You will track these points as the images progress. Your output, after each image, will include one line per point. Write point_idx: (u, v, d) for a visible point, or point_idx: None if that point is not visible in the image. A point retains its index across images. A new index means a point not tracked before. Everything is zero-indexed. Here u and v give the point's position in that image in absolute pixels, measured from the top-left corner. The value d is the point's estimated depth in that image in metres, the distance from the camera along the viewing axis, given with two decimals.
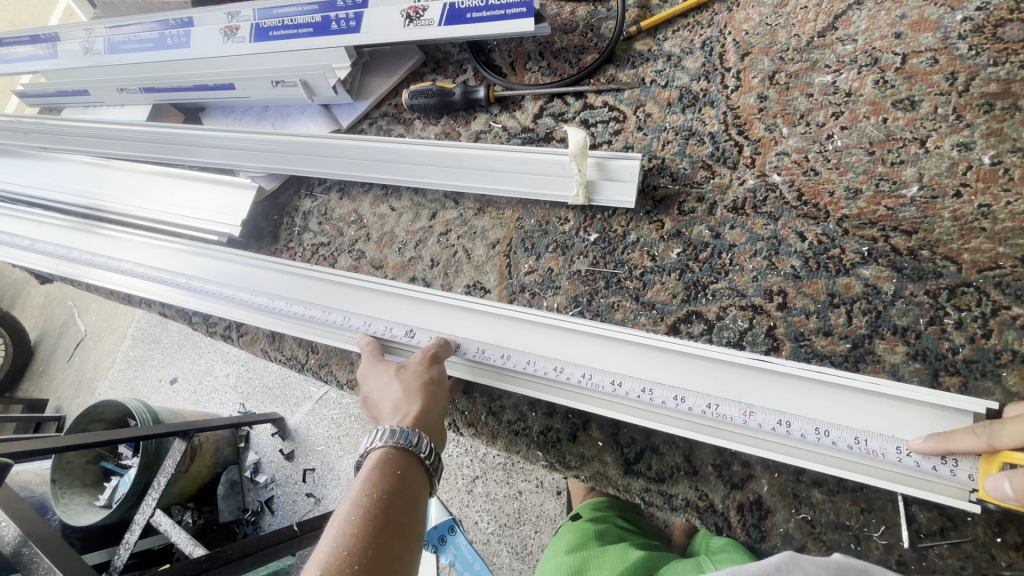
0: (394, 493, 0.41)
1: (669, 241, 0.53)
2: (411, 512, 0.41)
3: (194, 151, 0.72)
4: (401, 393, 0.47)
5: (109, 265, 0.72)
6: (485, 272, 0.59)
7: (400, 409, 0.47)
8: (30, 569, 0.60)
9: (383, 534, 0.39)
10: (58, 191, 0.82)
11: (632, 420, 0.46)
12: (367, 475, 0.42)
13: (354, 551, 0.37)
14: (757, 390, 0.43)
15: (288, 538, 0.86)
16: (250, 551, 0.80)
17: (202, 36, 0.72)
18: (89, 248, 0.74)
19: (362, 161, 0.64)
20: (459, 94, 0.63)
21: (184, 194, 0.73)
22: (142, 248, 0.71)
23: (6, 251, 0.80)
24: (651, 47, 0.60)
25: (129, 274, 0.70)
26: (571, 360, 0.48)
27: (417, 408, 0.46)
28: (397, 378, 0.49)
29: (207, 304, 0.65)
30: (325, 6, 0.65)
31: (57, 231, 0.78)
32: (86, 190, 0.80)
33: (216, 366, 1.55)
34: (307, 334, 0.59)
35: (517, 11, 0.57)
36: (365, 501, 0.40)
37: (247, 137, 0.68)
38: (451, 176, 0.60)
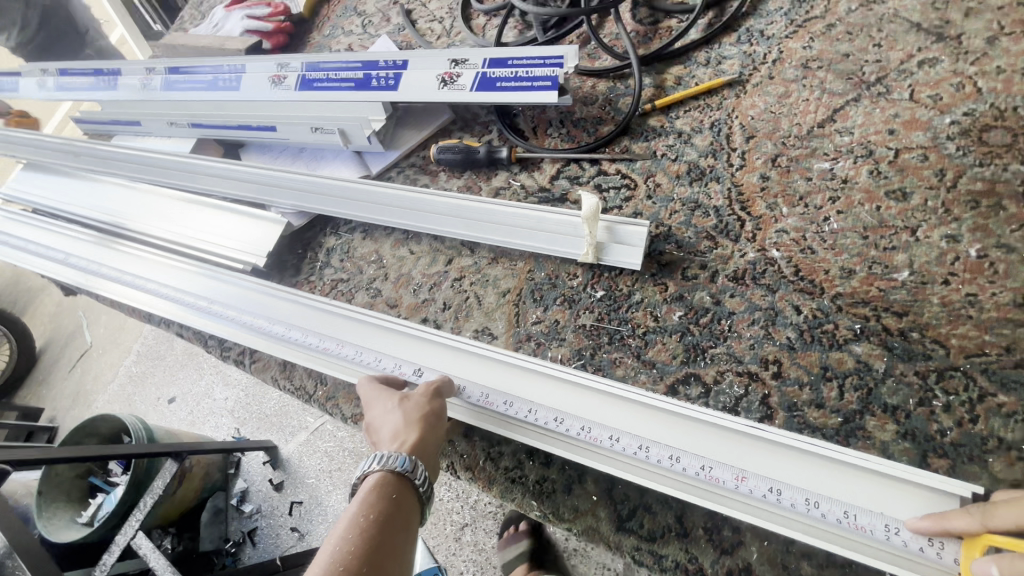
0: (389, 516, 0.43)
1: (672, 303, 0.56)
2: (404, 537, 0.43)
3: (232, 184, 0.77)
4: (402, 423, 0.49)
5: (137, 285, 0.76)
6: (495, 319, 0.61)
7: (400, 437, 0.48)
8: None
9: (376, 555, 0.41)
10: (96, 210, 0.86)
11: (628, 476, 0.47)
12: (364, 498, 0.44)
13: (349, 567, 0.39)
14: (748, 455, 0.44)
15: None
16: None
17: (253, 83, 0.78)
18: (120, 267, 0.78)
19: (387, 206, 0.68)
20: (483, 152, 0.68)
21: (217, 224, 0.77)
22: (169, 271, 0.75)
23: (41, 262, 0.85)
24: (664, 123, 0.65)
25: (157, 294, 0.74)
26: (571, 413, 0.50)
27: (417, 436, 0.48)
28: (400, 407, 0.51)
29: (226, 329, 0.68)
30: (368, 65, 0.71)
31: (93, 249, 0.82)
32: (123, 212, 0.84)
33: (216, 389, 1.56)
34: (320, 366, 0.62)
35: (544, 84, 0.62)
36: (361, 522, 0.42)
37: (283, 176, 0.73)
38: (470, 228, 0.63)
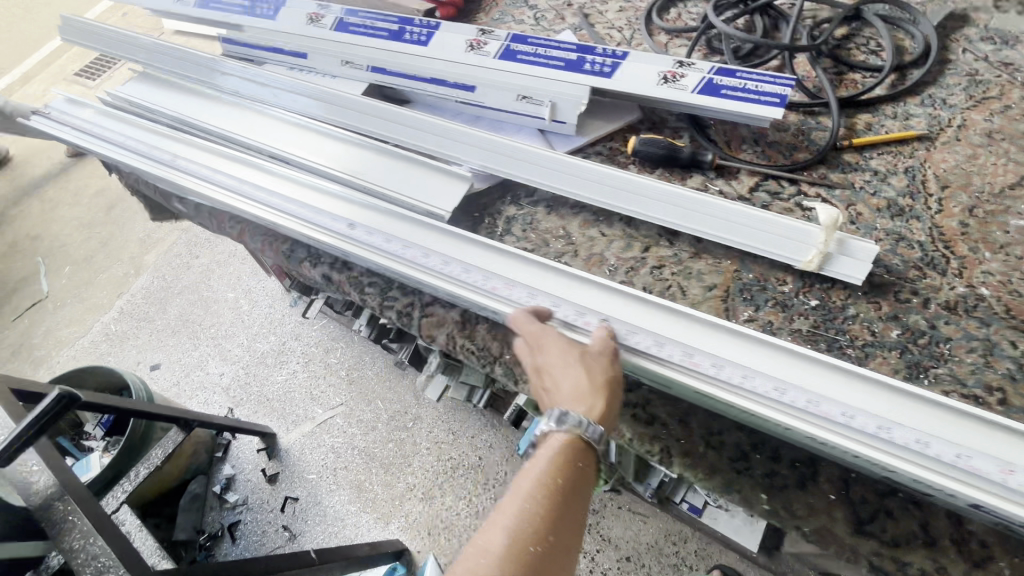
0: (572, 481, 0.49)
1: (888, 322, 0.58)
2: (581, 502, 0.50)
3: (413, 134, 0.75)
4: (581, 386, 0.52)
5: (295, 214, 0.71)
6: (702, 310, 0.61)
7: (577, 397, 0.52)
8: (63, 524, 0.67)
9: (562, 517, 0.47)
10: (236, 131, 0.80)
11: (908, 471, 0.46)
12: (551, 455, 0.50)
13: (537, 528, 0.46)
14: (1002, 448, 0.46)
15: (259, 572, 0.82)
16: None
17: (448, 42, 0.77)
18: (267, 193, 0.73)
19: (594, 183, 0.68)
20: (687, 153, 0.70)
21: (393, 167, 0.73)
22: (325, 206, 0.71)
23: (165, 171, 0.78)
24: (859, 160, 0.70)
25: (322, 227, 0.69)
26: (830, 397, 0.50)
27: (603, 404, 0.51)
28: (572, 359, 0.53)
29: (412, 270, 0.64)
30: (584, 49, 0.73)
31: (238, 168, 0.76)
32: (270, 138, 0.78)
33: (212, 363, 1.73)
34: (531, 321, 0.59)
35: (772, 100, 0.65)
36: (548, 485, 0.48)
37: (477, 135, 0.73)
38: (684, 217, 0.65)
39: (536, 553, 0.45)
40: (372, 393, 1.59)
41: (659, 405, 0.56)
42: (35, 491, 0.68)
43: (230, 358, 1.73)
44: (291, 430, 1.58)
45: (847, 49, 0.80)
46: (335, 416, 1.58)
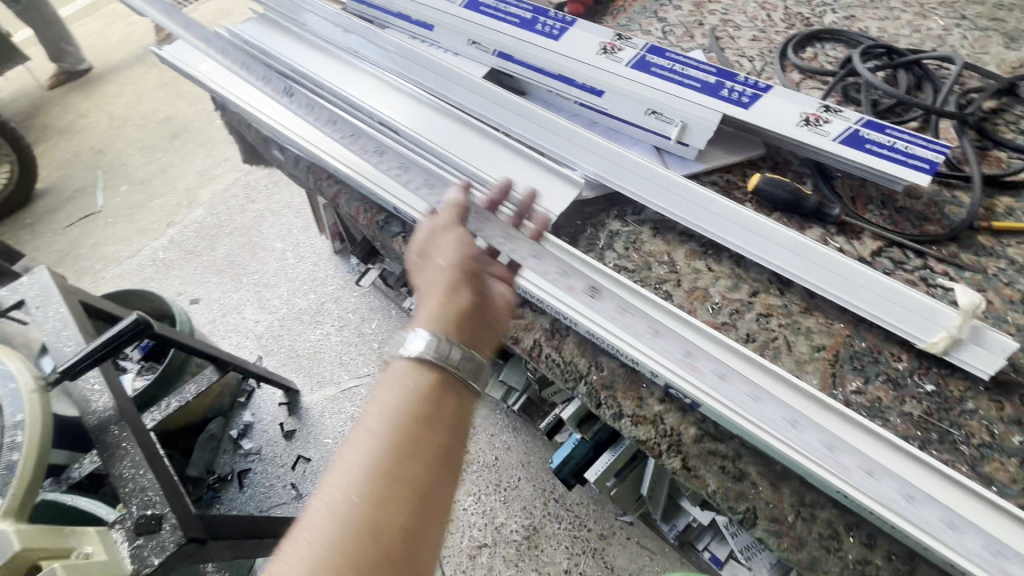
0: (414, 409, 0.42)
1: (1011, 425, 0.54)
2: (405, 430, 0.41)
3: (527, 128, 0.73)
4: (440, 259, 0.53)
5: (396, 185, 0.70)
6: (808, 371, 0.57)
7: (439, 279, 0.51)
8: (113, 450, 0.66)
9: (394, 449, 0.40)
10: (349, 91, 0.80)
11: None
12: (392, 387, 0.43)
13: (374, 464, 0.39)
14: None
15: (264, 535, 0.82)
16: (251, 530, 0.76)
17: (581, 40, 0.75)
18: (371, 158, 0.72)
19: (714, 216, 0.65)
20: (813, 202, 0.66)
21: (502, 159, 0.71)
22: (433, 187, 0.69)
23: (276, 121, 0.79)
24: (994, 245, 0.65)
25: (423, 203, 0.68)
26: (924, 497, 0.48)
27: (436, 264, 0.53)
28: (464, 255, 0.53)
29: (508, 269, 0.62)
30: (723, 74, 0.70)
31: (346, 128, 0.75)
32: (382, 105, 0.77)
33: (249, 309, 1.74)
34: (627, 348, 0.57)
35: (920, 165, 0.62)
36: (386, 415, 0.41)
37: (597, 141, 0.70)
38: (806, 270, 0.61)
39: (378, 500, 0.37)
40: None
41: (749, 461, 0.53)
42: (92, 411, 0.68)
43: (268, 307, 1.74)
44: (314, 390, 1.58)
45: (995, 124, 0.75)
46: (360, 385, 1.57)
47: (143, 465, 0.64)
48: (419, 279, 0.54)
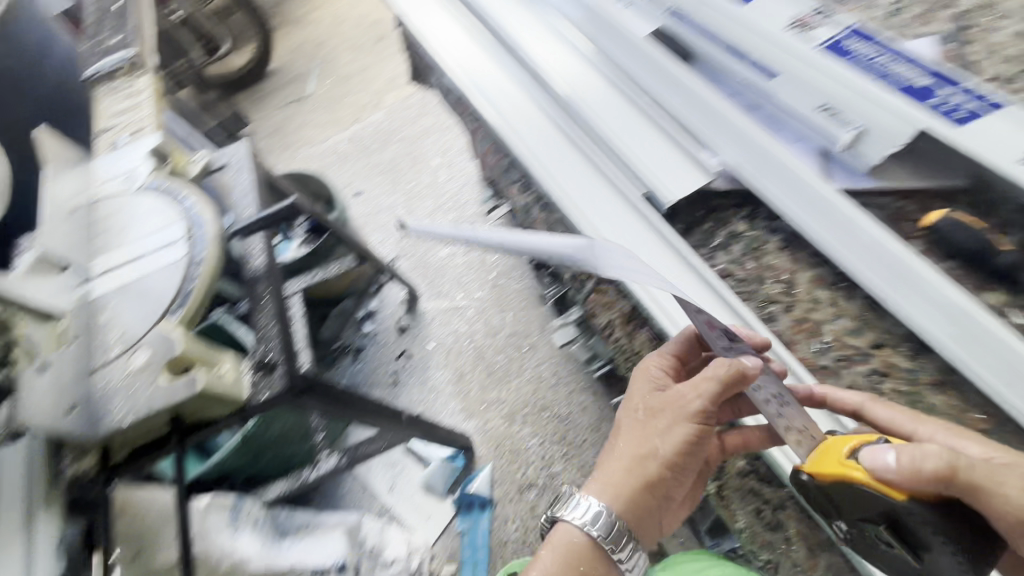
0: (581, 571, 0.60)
1: None
2: None
3: (677, 104, 0.72)
4: (652, 451, 0.60)
5: (535, 146, 0.78)
6: None
7: (636, 462, 0.61)
8: (258, 300, 0.81)
9: None
10: (527, 47, 0.87)
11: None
12: (561, 548, 0.62)
13: None
14: None
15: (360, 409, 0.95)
16: (344, 400, 0.90)
17: (773, 13, 0.69)
18: (524, 118, 0.82)
19: (861, 244, 0.57)
20: (1007, 262, 0.53)
21: (638, 134, 0.72)
22: (561, 163, 0.76)
23: (461, 67, 0.91)
24: None
25: (550, 166, 0.76)
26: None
27: (653, 444, 0.60)
28: (682, 451, 0.59)
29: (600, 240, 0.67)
30: (943, 79, 0.58)
31: (513, 89, 0.86)
32: (550, 66, 0.84)
33: (397, 213, 1.94)
34: None
35: None
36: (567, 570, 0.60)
37: (746, 128, 0.65)
38: (957, 337, 0.51)
39: None
40: (507, 304, 1.67)
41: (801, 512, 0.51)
42: (251, 266, 0.83)
43: (412, 214, 1.92)
44: (431, 298, 1.75)
45: None
46: (469, 306, 1.70)
47: (275, 320, 0.78)
48: (631, 441, 0.62)
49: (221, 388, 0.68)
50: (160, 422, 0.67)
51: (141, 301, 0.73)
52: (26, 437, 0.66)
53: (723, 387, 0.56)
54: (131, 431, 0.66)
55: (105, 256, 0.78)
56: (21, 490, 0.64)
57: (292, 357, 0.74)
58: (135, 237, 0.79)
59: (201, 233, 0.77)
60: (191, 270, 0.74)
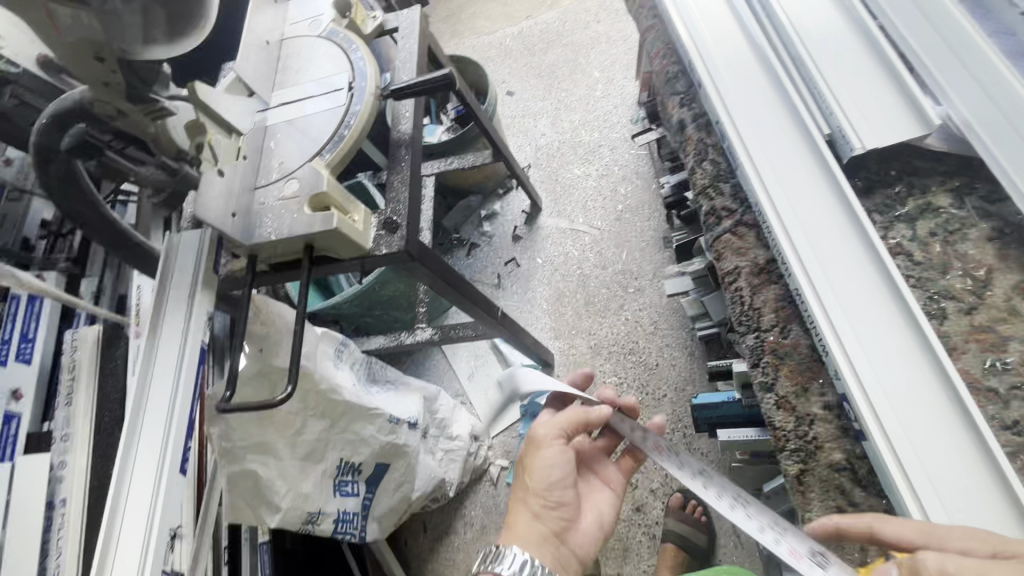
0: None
1: None
2: None
3: (920, 53, 0.71)
4: (525, 489, 0.78)
5: (732, 64, 0.80)
6: None
7: (526, 497, 0.78)
8: (396, 161, 0.85)
9: None
10: None
11: None
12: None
13: None
14: None
15: (461, 295, 1.01)
16: (450, 282, 0.95)
17: None
18: (730, 37, 0.83)
19: None
20: None
21: (850, 80, 0.72)
22: (774, 151, 0.71)
23: None
24: None
25: (737, 87, 0.77)
26: None
27: (532, 476, 0.78)
28: (557, 471, 0.77)
29: (763, 168, 0.69)
30: None
31: (729, 7, 0.86)
32: None
33: (542, 122, 1.90)
34: (845, 341, 0.58)
35: None
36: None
37: (990, 88, 0.64)
38: None
39: None
40: (627, 241, 1.61)
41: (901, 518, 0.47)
42: (398, 130, 0.88)
43: (557, 126, 1.87)
44: (552, 215, 1.74)
45: None
46: (587, 233, 1.67)
47: (407, 183, 0.83)
48: (518, 485, 0.80)
49: (349, 231, 0.75)
50: (296, 248, 0.76)
51: (301, 138, 0.81)
52: (207, 230, 0.80)
53: (573, 415, 0.81)
54: (275, 248, 0.76)
55: (282, 90, 0.87)
56: (192, 267, 0.78)
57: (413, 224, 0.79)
58: (307, 79, 0.86)
59: (361, 86, 0.82)
60: (346, 119, 0.80)
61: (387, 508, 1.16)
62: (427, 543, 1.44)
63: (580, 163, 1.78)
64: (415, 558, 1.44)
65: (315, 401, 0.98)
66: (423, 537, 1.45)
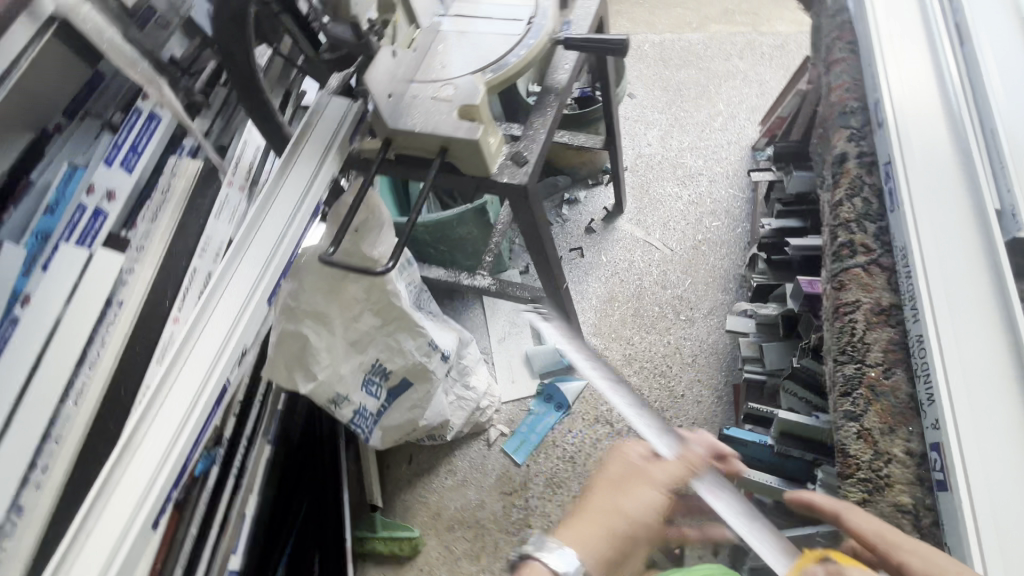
0: None
1: None
2: None
3: None
4: (636, 499, 0.69)
5: (929, 154, 0.91)
6: None
7: (616, 502, 0.69)
8: (545, 103, 0.89)
9: None
10: (989, 88, 0.96)
11: None
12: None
13: None
14: None
15: (540, 249, 1.03)
16: (537, 231, 0.97)
17: None
18: (937, 129, 0.93)
19: None
20: None
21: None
22: (939, 223, 0.84)
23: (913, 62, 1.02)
24: None
25: (926, 175, 0.88)
26: None
27: (636, 491, 0.69)
28: (646, 509, 0.68)
29: (928, 246, 0.82)
30: None
31: (940, 104, 0.96)
32: (994, 114, 0.93)
33: (653, 132, 1.90)
34: (952, 376, 0.73)
35: None
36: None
37: None
38: None
39: None
40: (695, 272, 1.63)
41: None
42: (555, 78, 0.91)
43: (665, 141, 1.88)
44: (631, 221, 1.75)
45: None
46: (659, 250, 1.68)
47: (548, 126, 0.86)
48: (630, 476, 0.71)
49: (487, 149, 0.79)
50: (432, 146, 0.80)
51: (470, 51, 0.84)
52: (357, 103, 0.84)
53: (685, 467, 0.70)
54: (413, 139, 0.80)
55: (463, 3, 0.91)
56: (333, 127, 0.82)
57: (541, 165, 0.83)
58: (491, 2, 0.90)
59: (540, 24, 0.86)
60: (518, 48, 0.83)
61: (395, 422, 1.19)
62: (406, 474, 1.47)
63: (674, 183, 1.79)
64: (391, 483, 1.47)
65: (377, 297, 1.01)
66: (405, 467, 1.48)
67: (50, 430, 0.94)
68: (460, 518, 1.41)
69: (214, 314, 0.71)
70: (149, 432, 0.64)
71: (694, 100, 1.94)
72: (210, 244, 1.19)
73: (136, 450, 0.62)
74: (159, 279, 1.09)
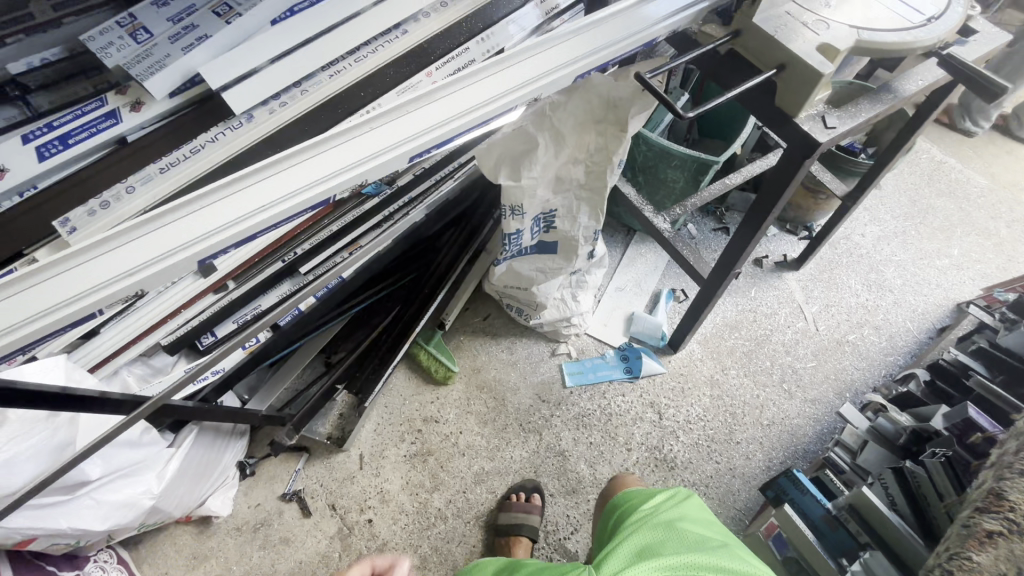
0: None
1: None
2: None
3: None
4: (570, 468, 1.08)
5: None
6: None
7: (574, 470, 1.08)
8: (882, 96, 1.00)
9: None
10: None
11: None
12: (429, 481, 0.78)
13: None
14: None
15: (754, 222, 1.11)
16: (769, 203, 1.06)
17: None
18: None
19: None
20: None
21: None
22: None
23: None
24: None
25: None
26: None
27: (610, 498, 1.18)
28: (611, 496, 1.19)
29: None
30: None
31: None
32: None
33: (874, 228, 1.82)
34: None
35: None
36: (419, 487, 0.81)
37: None
38: None
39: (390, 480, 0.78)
40: (823, 360, 1.58)
41: None
42: (904, 85, 1.01)
43: (879, 243, 1.80)
44: (797, 282, 1.71)
45: None
46: (804, 321, 1.64)
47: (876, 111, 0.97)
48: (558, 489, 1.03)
49: (816, 92, 0.88)
50: (773, 61, 0.90)
51: (863, 11, 0.94)
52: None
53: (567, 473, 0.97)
54: (763, 44, 0.90)
55: None
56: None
57: (844, 137, 0.92)
58: None
59: (935, 28, 0.94)
60: (905, 32, 0.92)
61: (520, 270, 1.29)
62: (476, 326, 1.59)
63: (860, 280, 1.72)
64: (460, 322, 1.60)
65: (597, 162, 1.08)
66: (477, 321, 1.60)
67: (302, 83, 0.93)
68: (493, 385, 1.51)
69: (519, 63, 0.88)
70: (358, 141, 0.81)
71: (935, 229, 1.83)
72: (491, 38, 1.07)
73: (426, 104, 0.84)
74: (433, 42, 1.03)
